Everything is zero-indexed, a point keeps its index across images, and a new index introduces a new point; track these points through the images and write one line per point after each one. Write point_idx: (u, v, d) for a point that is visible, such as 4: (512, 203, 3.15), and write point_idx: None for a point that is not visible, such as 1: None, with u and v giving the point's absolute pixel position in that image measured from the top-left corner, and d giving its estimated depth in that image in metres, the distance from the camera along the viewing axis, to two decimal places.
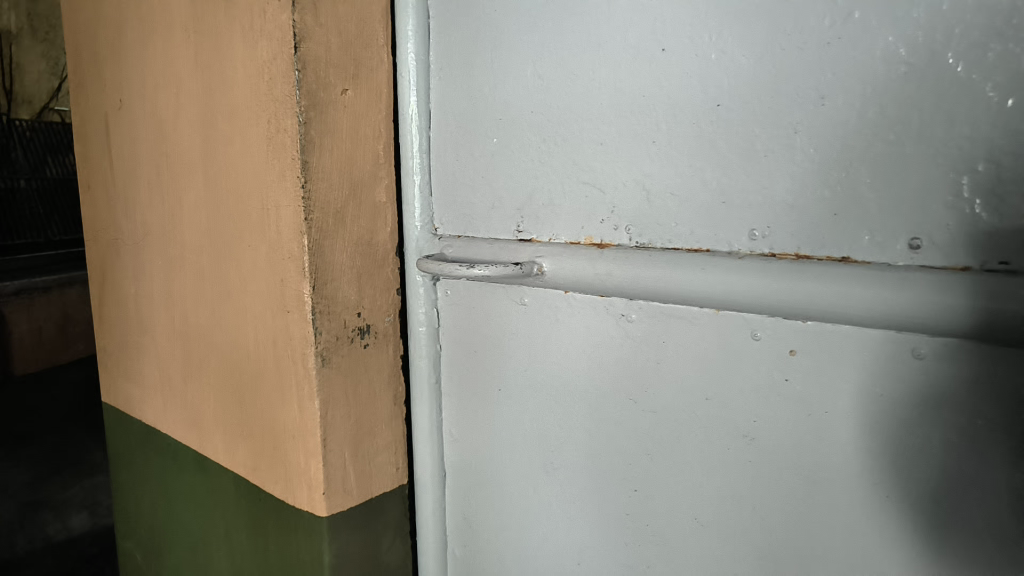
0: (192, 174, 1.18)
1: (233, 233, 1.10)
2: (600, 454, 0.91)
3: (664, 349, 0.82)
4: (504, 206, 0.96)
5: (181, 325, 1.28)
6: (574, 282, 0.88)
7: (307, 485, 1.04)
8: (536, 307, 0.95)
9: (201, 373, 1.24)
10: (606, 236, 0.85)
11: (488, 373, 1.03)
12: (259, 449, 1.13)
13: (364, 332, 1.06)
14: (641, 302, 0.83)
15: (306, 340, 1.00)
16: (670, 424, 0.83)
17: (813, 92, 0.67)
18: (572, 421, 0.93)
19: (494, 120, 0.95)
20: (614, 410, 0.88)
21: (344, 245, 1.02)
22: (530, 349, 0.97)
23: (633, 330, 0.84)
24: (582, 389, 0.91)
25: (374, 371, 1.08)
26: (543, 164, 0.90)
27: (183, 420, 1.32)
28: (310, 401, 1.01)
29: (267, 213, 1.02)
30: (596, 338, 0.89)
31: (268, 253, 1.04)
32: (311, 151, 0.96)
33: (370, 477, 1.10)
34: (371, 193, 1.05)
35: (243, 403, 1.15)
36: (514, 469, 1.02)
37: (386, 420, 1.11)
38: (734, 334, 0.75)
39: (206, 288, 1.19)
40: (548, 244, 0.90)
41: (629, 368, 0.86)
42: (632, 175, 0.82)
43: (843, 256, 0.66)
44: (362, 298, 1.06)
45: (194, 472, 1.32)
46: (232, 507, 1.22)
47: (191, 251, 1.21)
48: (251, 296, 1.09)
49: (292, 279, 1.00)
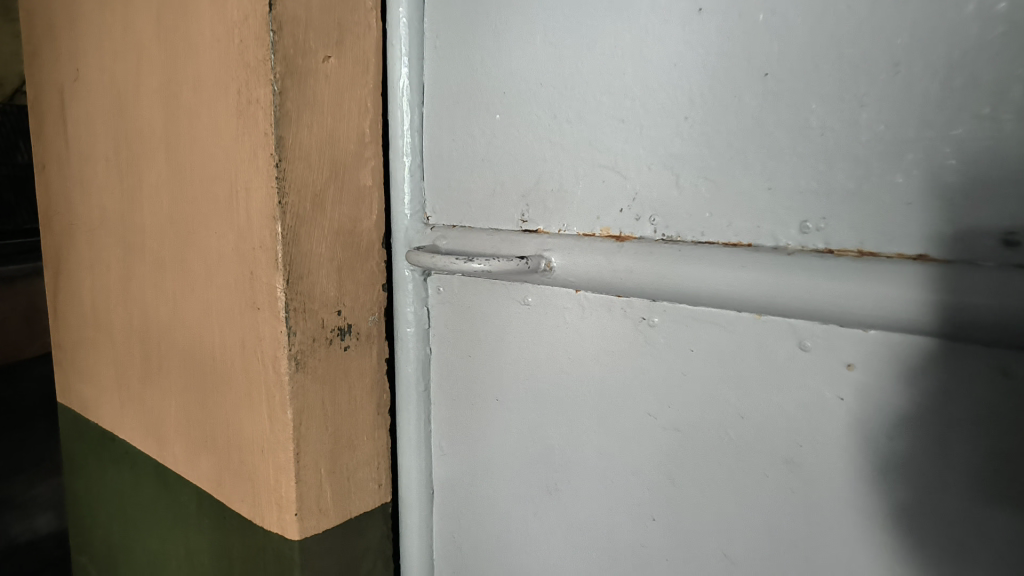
0: (152, 152, 1.05)
1: (198, 219, 0.98)
2: (613, 476, 0.80)
3: (691, 359, 0.71)
4: (507, 191, 0.85)
5: (141, 322, 1.15)
6: (586, 281, 0.77)
7: (278, 505, 0.92)
8: (541, 307, 0.83)
9: (162, 375, 1.11)
10: (625, 227, 0.74)
11: (484, 380, 0.92)
12: (225, 462, 1.00)
13: (344, 332, 0.94)
14: (665, 305, 0.72)
15: (278, 342, 0.87)
16: (695, 445, 0.72)
17: (886, 57, 0.56)
18: (580, 438, 0.82)
19: (497, 94, 0.84)
20: (629, 427, 0.77)
21: (324, 234, 0.90)
22: (533, 355, 0.85)
23: (654, 336, 0.73)
24: (593, 402, 0.80)
25: (355, 377, 0.96)
26: (553, 144, 0.79)
27: (141, 427, 1.19)
28: (282, 411, 0.89)
29: (236, 197, 0.90)
30: (609, 345, 0.78)
31: (236, 241, 0.91)
32: (286, 126, 0.84)
33: (349, 496, 0.98)
34: (355, 176, 0.93)
35: (207, 409, 1.02)
36: (512, 489, 0.91)
37: (369, 431, 0.99)
38: (778, 344, 0.64)
39: (167, 281, 1.07)
40: (557, 235, 0.79)
41: (648, 380, 0.75)
42: (658, 157, 0.71)
43: (917, 253, 0.56)
44: (343, 294, 0.94)
45: (153, 485, 1.19)
46: (195, 525, 1.09)
47: (151, 239, 1.08)
48: (217, 291, 0.96)
49: (263, 272, 0.88)
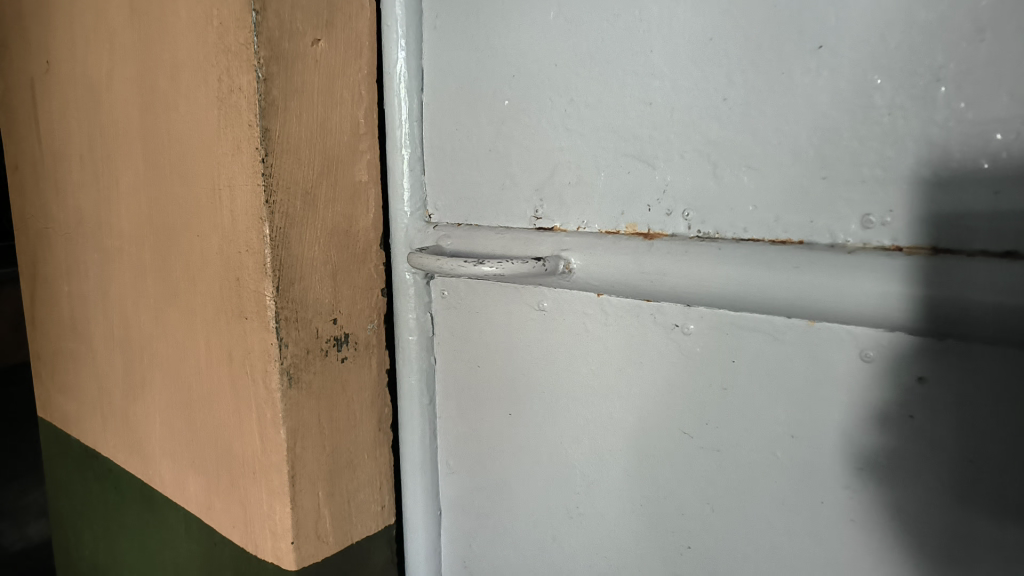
0: (128, 147, 0.96)
1: (179, 220, 0.89)
2: (643, 499, 0.72)
3: (733, 371, 0.63)
4: (518, 185, 0.76)
5: (121, 332, 1.06)
6: (611, 284, 0.68)
7: (272, 532, 0.84)
8: (558, 313, 0.75)
9: (145, 390, 1.03)
10: (655, 223, 0.66)
11: (495, 393, 0.84)
12: (214, 484, 0.92)
13: (341, 342, 0.86)
14: (701, 310, 0.64)
15: (269, 355, 0.79)
16: (736, 466, 0.64)
17: (967, 23, 0.48)
18: (604, 457, 0.74)
19: (506, 77, 0.76)
20: (660, 446, 0.69)
21: (317, 235, 0.82)
22: (549, 365, 0.78)
23: (689, 345, 0.65)
24: (620, 418, 0.72)
25: (354, 390, 0.88)
26: (570, 132, 0.71)
27: (125, 444, 1.11)
28: (275, 431, 0.81)
29: (219, 196, 0.82)
30: (636, 355, 0.70)
31: (220, 244, 0.83)
32: (272, 117, 0.76)
33: (350, 520, 0.90)
34: (349, 170, 0.85)
35: (194, 427, 0.94)
36: (527, 510, 0.83)
37: (370, 448, 0.91)
38: (837, 355, 0.56)
39: (147, 288, 0.98)
40: (576, 233, 0.71)
41: (681, 395, 0.67)
42: (692, 144, 0.63)
43: (1005, 250, 0.47)
44: (338, 301, 0.85)
45: (139, 506, 1.11)
46: (184, 550, 1.02)
47: (129, 242, 1.00)
48: (201, 299, 0.88)
49: (251, 278, 0.79)
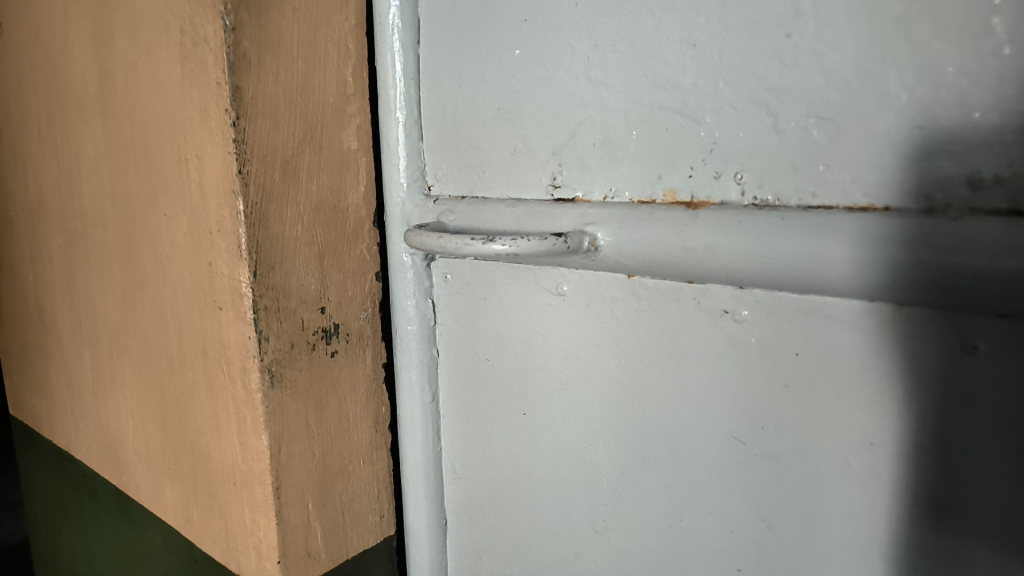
0: (88, 117, 0.85)
1: (143, 197, 0.78)
2: (682, 514, 0.61)
3: (797, 366, 0.52)
4: (531, 150, 0.65)
5: (89, 325, 0.95)
6: (645, 263, 0.58)
7: (256, 550, 0.75)
8: (582, 298, 0.65)
9: (115, 388, 0.93)
10: (700, 189, 0.55)
11: (507, 390, 0.73)
12: (192, 494, 0.82)
13: (330, 334, 0.75)
14: (757, 293, 0.53)
15: (248, 350, 0.69)
16: (798, 480, 0.54)
17: None
18: (637, 463, 0.64)
19: (517, 23, 0.64)
20: (705, 454, 0.59)
21: (299, 211, 0.71)
22: (571, 358, 0.67)
23: (742, 335, 0.55)
24: (655, 421, 0.62)
25: (345, 388, 0.78)
26: (595, 85, 0.60)
27: (98, 447, 1.01)
28: (257, 437, 0.71)
29: (186, 168, 0.71)
30: (675, 348, 0.59)
31: (189, 223, 0.72)
32: (244, 72, 0.64)
33: (345, 534, 0.80)
34: (336, 137, 0.73)
35: (168, 431, 0.84)
36: (545, 521, 0.73)
37: (365, 452, 0.81)
38: (931, 348, 0.45)
39: (113, 275, 0.87)
40: (603, 204, 0.60)
41: (731, 395, 0.56)
42: (747, 92, 0.52)
43: None
44: (327, 288, 0.74)
45: (115, 515, 1.01)
46: (163, 564, 0.92)
47: (92, 224, 0.89)
48: (171, 287, 0.77)
49: (224, 262, 0.69)
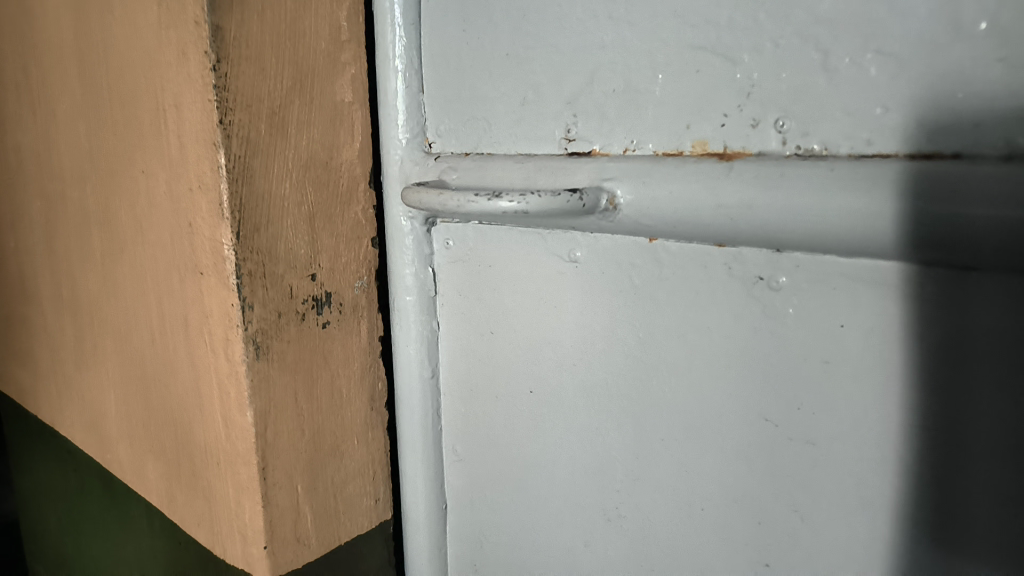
0: (65, 69, 0.79)
1: (122, 153, 0.72)
2: (705, 504, 0.56)
3: (842, 341, 0.46)
4: (544, 99, 0.59)
5: (69, 294, 0.90)
6: (669, 223, 0.51)
7: (241, 535, 0.69)
8: (597, 264, 0.59)
9: (97, 361, 0.87)
10: (734, 138, 0.49)
11: (513, 366, 0.68)
12: (175, 474, 0.77)
13: (321, 303, 0.69)
14: (798, 257, 0.47)
15: (230, 319, 0.63)
16: (840, 470, 0.47)
17: None
18: (655, 448, 0.58)
19: None
20: (734, 439, 0.53)
21: (288, 167, 0.64)
22: (583, 331, 0.61)
23: (780, 306, 0.48)
24: (676, 400, 0.56)
25: (338, 362, 0.72)
26: (617, 24, 0.53)
27: (81, 423, 0.96)
28: (241, 413, 0.65)
29: (165, 119, 0.65)
30: (702, 320, 0.53)
31: (168, 179, 0.66)
32: (225, 10, 0.58)
33: (337, 518, 0.75)
34: (329, 87, 0.67)
35: (150, 406, 0.79)
36: (553, 508, 0.67)
37: (360, 432, 0.75)
38: (1004, 320, 0.38)
39: (92, 239, 0.81)
40: (623, 157, 0.54)
41: (764, 373, 0.50)
42: (792, 25, 0.45)
43: None
44: (317, 253, 0.68)
45: (99, 494, 0.96)
46: (147, 546, 0.87)
47: (71, 185, 0.83)
48: (151, 251, 0.72)
49: (205, 223, 0.63)
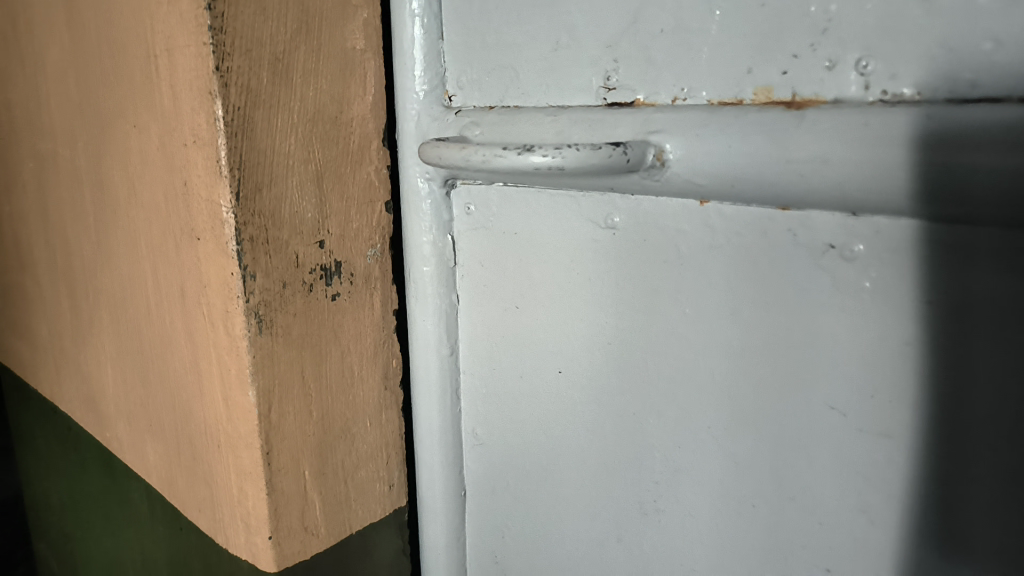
0: (52, 17, 0.72)
1: (114, 107, 0.66)
2: (756, 501, 0.50)
3: (930, 320, 0.39)
4: (579, 44, 0.52)
5: (64, 263, 0.85)
6: (725, 183, 0.45)
7: (244, 523, 0.64)
8: (638, 231, 0.52)
9: (94, 334, 0.82)
10: (804, 83, 0.42)
11: (540, 343, 0.62)
12: (175, 455, 0.72)
13: (330, 273, 0.63)
14: (879, 222, 0.40)
15: (230, 289, 0.58)
16: (921, 469, 0.41)
17: None
18: (700, 437, 0.52)
19: None
20: (792, 431, 0.46)
21: (294, 122, 0.58)
22: (620, 306, 0.55)
23: (854, 279, 0.42)
24: (725, 385, 0.49)
25: (348, 337, 0.66)
26: None
27: (79, 398, 0.91)
28: (242, 393, 0.60)
29: (156, 68, 0.58)
30: (759, 293, 0.46)
31: (161, 135, 0.60)
32: None
33: (348, 506, 0.70)
34: (339, 34, 0.60)
35: (149, 382, 0.73)
36: (582, 499, 0.62)
37: (372, 413, 0.70)
38: None
39: (86, 203, 0.76)
40: (673, 107, 0.47)
41: (833, 356, 0.43)
42: None
43: None
44: (326, 218, 0.62)
45: (100, 472, 0.92)
46: (149, 529, 0.83)
47: (63, 145, 0.77)
48: (146, 216, 0.66)
49: (201, 183, 0.57)
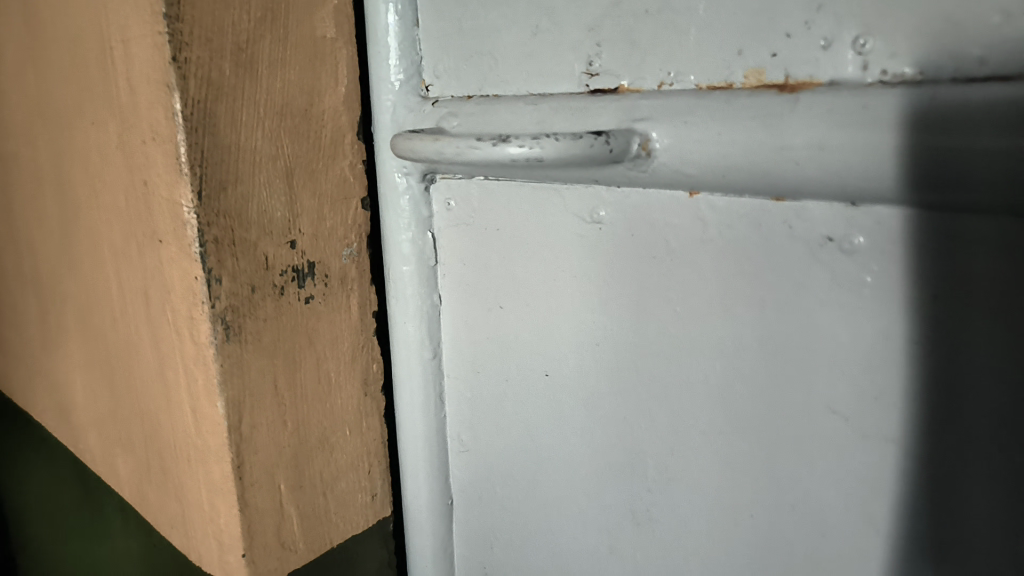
0: (8, 11, 0.69)
1: (73, 104, 0.63)
2: (753, 510, 0.47)
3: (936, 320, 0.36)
4: (560, 28, 0.49)
5: (31, 268, 0.81)
6: (715, 173, 0.42)
7: (217, 539, 0.61)
8: (625, 224, 0.49)
9: (62, 342, 0.79)
10: (798, 64, 0.38)
11: (525, 344, 0.59)
12: (146, 467, 0.69)
13: (303, 275, 0.60)
14: (880, 212, 0.37)
15: (194, 294, 0.55)
16: (927, 479, 0.38)
17: None
18: (693, 443, 0.49)
19: None
20: (791, 437, 0.44)
21: (261, 115, 0.55)
22: (607, 304, 0.52)
23: (854, 274, 0.39)
24: (718, 388, 0.47)
25: (324, 342, 0.63)
26: None
27: (52, 408, 0.88)
28: (211, 403, 0.57)
29: (113, 60, 0.55)
30: (753, 290, 0.43)
31: (121, 131, 0.57)
32: None
33: (327, 518, 0.67)
34: (307, 23, 0.57)
35: (118, 392, 0.70)
36: (572, 506, 0.59)
37: (351, 420, 0.67)
38: None
39: (49, 205, 0.72)
40: (659, 93, 0.44)
41: (832, 357, 0.40)
42: None
43: None
44: (297, 217, 0.59)
45: (74, 485, 0.89)
46: (124, 543, 0.80)
47: (25, 145, 0.74)
48: (108, 218, 0.62)
49: (162, 182, 0.54)
